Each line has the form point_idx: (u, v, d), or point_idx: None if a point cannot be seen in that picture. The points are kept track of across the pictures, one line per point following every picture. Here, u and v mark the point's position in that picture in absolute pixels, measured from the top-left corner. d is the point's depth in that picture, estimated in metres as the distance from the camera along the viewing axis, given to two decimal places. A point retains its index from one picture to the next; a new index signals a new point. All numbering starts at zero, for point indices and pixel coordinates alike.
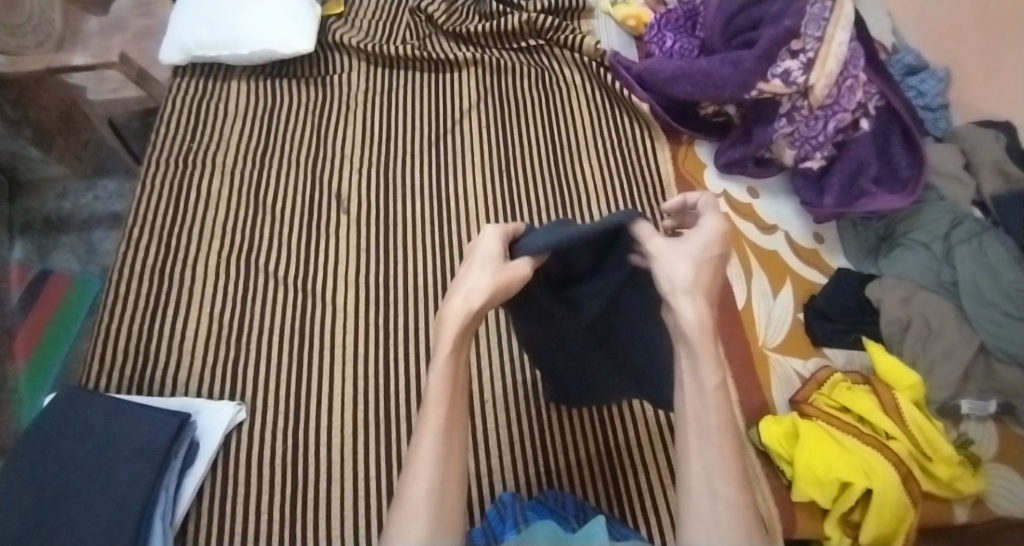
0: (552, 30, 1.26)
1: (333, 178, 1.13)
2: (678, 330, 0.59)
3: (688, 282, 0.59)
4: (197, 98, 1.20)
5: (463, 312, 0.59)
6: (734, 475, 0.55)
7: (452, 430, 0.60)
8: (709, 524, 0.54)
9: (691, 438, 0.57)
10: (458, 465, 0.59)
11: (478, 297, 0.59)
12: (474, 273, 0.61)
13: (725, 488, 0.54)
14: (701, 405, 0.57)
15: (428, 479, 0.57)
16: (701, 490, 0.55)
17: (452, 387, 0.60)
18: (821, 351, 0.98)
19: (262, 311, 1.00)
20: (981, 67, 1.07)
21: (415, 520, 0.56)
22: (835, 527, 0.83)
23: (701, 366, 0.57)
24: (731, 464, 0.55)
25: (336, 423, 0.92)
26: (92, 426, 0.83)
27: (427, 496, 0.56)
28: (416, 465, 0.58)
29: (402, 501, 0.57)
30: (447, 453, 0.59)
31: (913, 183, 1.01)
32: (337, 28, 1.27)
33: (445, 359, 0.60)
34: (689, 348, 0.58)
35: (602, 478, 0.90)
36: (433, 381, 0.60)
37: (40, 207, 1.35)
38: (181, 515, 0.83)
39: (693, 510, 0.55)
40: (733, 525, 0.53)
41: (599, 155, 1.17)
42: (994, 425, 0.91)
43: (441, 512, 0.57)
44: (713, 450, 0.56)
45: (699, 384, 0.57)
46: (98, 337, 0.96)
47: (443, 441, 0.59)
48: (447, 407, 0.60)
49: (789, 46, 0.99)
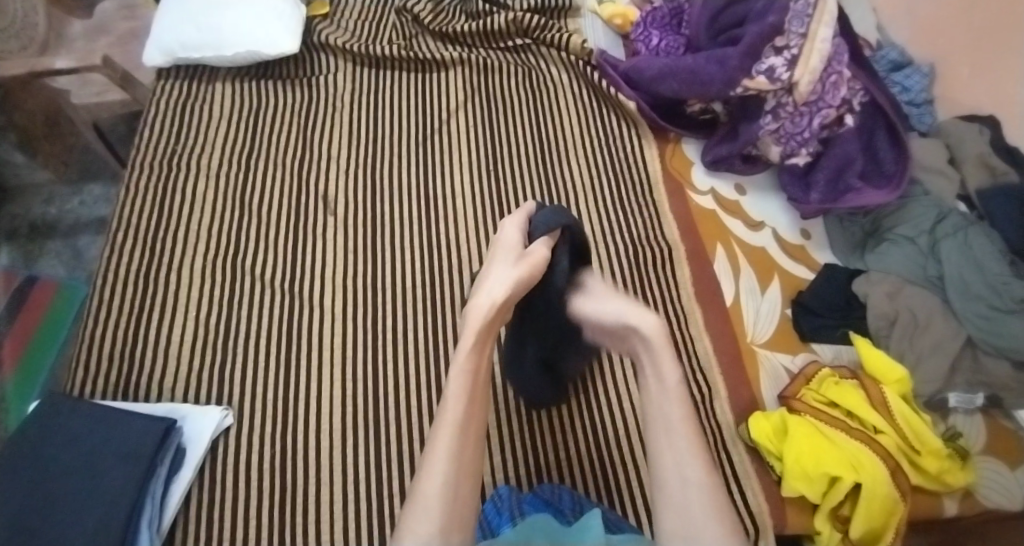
0: (540, 29, 1.26)
1: (320, 179, 1.13)
2: (640, 344, 0.72)
3: (629, 303, 0.72)
4: (182, 101, 1.19)
5: (489, 305, 0.71)
6: (702, 461, 0.66)
7: (468, 425, 0.68)
8: (680, 507, 0.65)
9: (661, 432, 0.68)
10: (470, 463, 0.66)
11: (502, 290, 0.71)
12: (497, 270, 0.73)
13: (694, 472, 0.65)
14: (667, 405, 0.69)
15: (441, 474, 0.64)
16: (673, 479, 0.66)
17: (472, 387, 0.69)
18: (809, 347, 0.98)
19: (250, 314, 0.99)
20: (966, 62, 1.07)
21: (429, 513, 0.62)
22: (825, 521, 0.83)
23: (663, 368, 0.70)
24: (697, 453, 0.66)
25: (325, 426, 0.91)
26: (77, 432, 0.82)
27: (440, 490, 0.63)
28: (431, 460, 0.65)
29: (418, 493, 0.64)
30: (460, 449, 0.66)
31: (899, 177, 1.02)
32: (324, 28, 1.26)
33: (468, 355, 0.70)
34: (653, 356, 0.71)
35: (592, 472, 0.90)
36: (455, 378, 0.69)
37: (26, 212, 1.34)
38: (169, 521, 0.82)
39: (671, 494, 0.66)
40: (705, 502, 0.64)
41: (587, 153, 1.17)
42: (983, 418, 0.91)
43: (452, 506, 0.63)
44: (682, 441, 0.67)
45: (663, 387, 0.69)
46: (83, 342, 0.95)
47: (457, 439, 0.66)
48: (465, 405, 0.68)
49: (774, 43, 1.00)
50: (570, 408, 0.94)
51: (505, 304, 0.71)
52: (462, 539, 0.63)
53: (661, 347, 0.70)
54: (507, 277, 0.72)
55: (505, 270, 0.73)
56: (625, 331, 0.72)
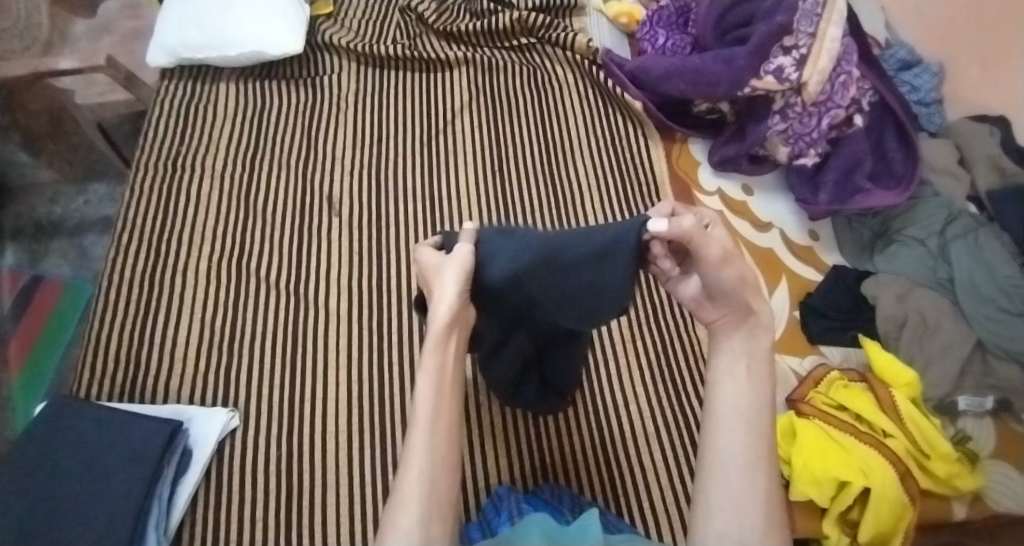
0: (544, 28, 1.25)
1: (325, 180, 1.12)
2: (744, 321, 0.65)
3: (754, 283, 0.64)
4: (185, 101, 1.18)
5: (444, 313, 0.62)
6: (773, 469, 0.60)
7: (440, 417, 0.62)
8: (737, 501, 0.59)
9: (740, 427, 0.61)
10: (448, 451, 0.61)
11: (450, 298, 0.62)
12: (438, 274, 0.64)
13: (765, 475, 0.59)
14: (755, 397, 0.62)
15: (419, 466, 0.59)
16: (739, 475, 0.59)
17: (444, 380, 0.63)
18: (817, 349, 0.97)
19: (255, 314, 0.99)
20: (975, 62, 1.06)
21: (409, 504, 0.58)
22: (834, 525, 0.82)
23: (758, 360, 0.64)
24: (769, 458, 0.61)
25: (329, 428, 0.91)
26: (82, 434, 0.82)
27: (423, 481, 0.59)
28: (410, 454, 0.60)
29: (399, 488, 0.59)
30: (437, 443, 0.61)
31: (909, 178, 1.01)
32: (327, 28, 1.26)
33: (431, 354, 0.62)
34: (752, 341, 0.65)
35: (597, 473, 0.89)
36: (422, 377, 0.62)
37: (31, 212, 1.33)
38: (176, 523, 0.82)
39: (731, 492, 0.59)
40: (767, 509, 0.58)
41: (593, 155, 1.16)
42: (992, 421, 0.90)
43: (433, 500, 0.58)
44: (761, 443, 0.61)
45: (754, 377, 0.63)
46: (89, 343, 0.95)
47: (433, 431, 0.61)
48: (434, 400, 0.62)
49: (783, 42, 0.99)
50: (575, 409, 0.93)
51: (458, 303, 0.62)
52: (444, 532, 0.58)
53: (764, 340, 0.65)
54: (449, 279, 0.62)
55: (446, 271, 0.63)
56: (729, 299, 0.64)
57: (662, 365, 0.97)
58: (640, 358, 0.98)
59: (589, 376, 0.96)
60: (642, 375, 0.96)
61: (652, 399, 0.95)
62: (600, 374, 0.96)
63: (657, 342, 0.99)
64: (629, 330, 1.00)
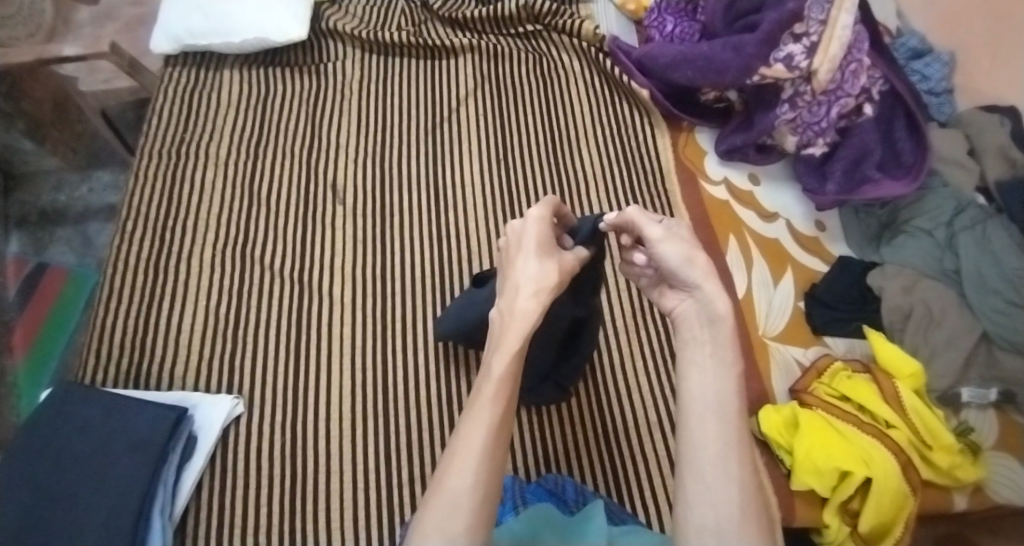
0: (551, 15, 1.23)
1: (329, 168, 1.12)
2: (703, 312, 0.58)
3: (706, 266, 0.58)
4: (189, 88, 1.18)
5: (534, 305, 0.58)
6: (747, 457, 0.52)
7: (503, 425, 0.55)
8: (711, 498, 0.51)
9: (710, 418, 0.53)
10: (501, 460, 0.54)
11: (548, 292, 0.59)
12: (534, 260, 0.60)
13: (739, 469, 0.51)
14: (722, 385, 0.55)
15: (473, 474, 0.52)
16: (711, 469, 0.51)
17: (512, 386, 0.56)
18: (822, 340, 0.97)
19: (259, 303, 0.99)
20: (987, 51, 1.05)
21: (454, 508, 0.51)
22: (834, 514, 0.83)
23: (724, 349, 0.56)
24: (744, 449, 0.52)
25: (333, 417, 0.92)
26: (90, 421, 0.83)
27: (469, 491, 0.51)
28: (459, 456, 0.53)
29: (440, 489, 0.52)
30: (496, 450, 0.54)
31: (918, 168, 1.00)
32: (332, 14, 1.24)
33: (506, 358, 0.56)
34: (714, 328, 0.57)
35: (599, 463, 0.90)
36: (491, 380, 0.56)
37: (36, 199, 1.34)
38: (181, 509, 0.83)
39: (704, 488, 0.51)
40: (743, 506, 0.50)
41: (599, 143, 1.15)
42: (994, 412, 0.90)
43: (482, 508, 0.51)
44: (732, 433, 0.53)
45: (720, 364, 0.55)
46: (95, 331, 0.96)
47: (491, 437, 0.54)
48: (503, 407, 0.55)
49: (792, 29, 0.97)
50: (578, 399, 0.94)
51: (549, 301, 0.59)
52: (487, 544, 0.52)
53: (727, 324, 0.57)
54: (550, 269, 0.60)
55: (547, 260, 0.60)
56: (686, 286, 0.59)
57: (666, 354, 0.98)
58: (644, 348, 0.98)
59: (592, 366, 0.96)
60: (647, 367, 0.97)
61: (656, 390, 0.95)
62: (603, 365, 0.97)
63: (660, 333, 0.99)
64: (632, 320, 1.00)
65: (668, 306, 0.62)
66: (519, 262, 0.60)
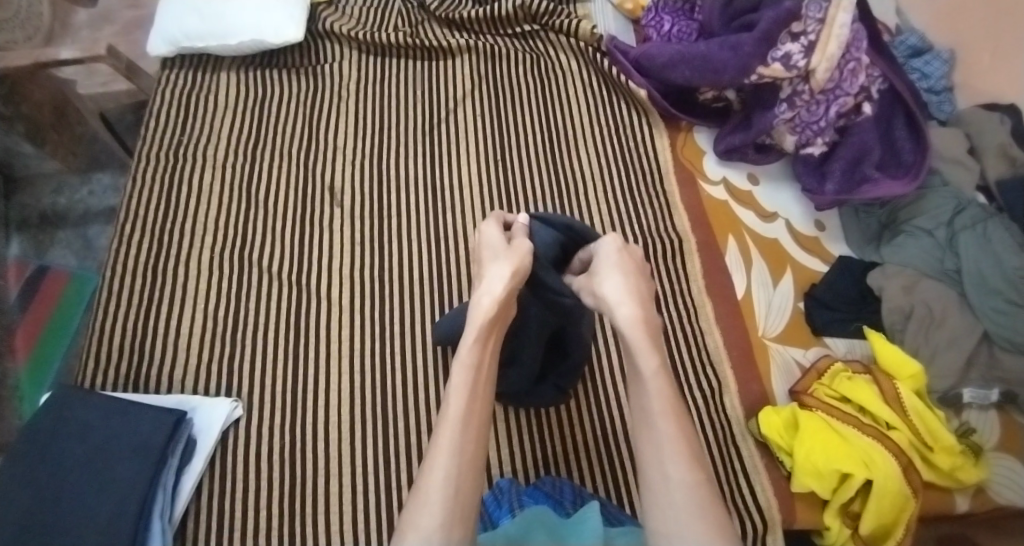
0: (548, 15, 1.23)
1: (327, 169, 1.12)
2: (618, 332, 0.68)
3: (613, 293, 0.69)
4: (187, 91, 1.18)
5: (487, 300, 0.67)
6: (684, 455, 0.61)
7: (471, 419, 0.62)
8: (660, 499, 0.60)
9: (644, 427, 0.63)
10: (475, 456, 0.60)
11: (501, 285, 0.68)
12: (490, 263, 0.71)
13: (676, 468, 0.60)
14: (648, 398, 0.64)
15: (444, 470, 0.58)
16: (655, 475, 0.61)
17: (477, 387, 0.64)
18: (822, 341, 0.97)
19: (258, 306, 0.99)
20: (986, 48, 1.04)
21: (429, 505, 0.57)
22: (834, 516, 0.83)
23: (640, 357, 0.65)
24: (681, 447, 0.61)
25: (332, 420, 0.91)
26: (86, 424, 0.83)
27: (442, 486, 0.57)
28: (433, 457, 0.60)
29: (419, 489, 0.58)
30: (463, 446, 0.60)
31: (917, 167, 0.99)
32: (328, 15, 1.24)
33: (470, 350, 0.66)
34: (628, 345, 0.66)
35: (600, 465, 0.89)
36: (456, 376, 0.64)
37: (36, 203, 1.34)
38: (180, 512, 0.83)
39: (653, 492, 0.60)
40: (688, 501, 0.58)
41: (597, 144, 1.15)
42: (996, 413, 0.90)
43: (454, 501, 0.57)
44: (663, 436, 0.61)
45: (643, 382, 0.65)
46: (94, 334, 0.95)
47: (460, 435, 0.61)
48: (467, 400, 0.63)
49: (790, 29, 0.98)
50: (578, 400, 0.94)
51: (504, 292, 0.68)
52: (466, 535, 0.57)
53: (639, 345, 0.65)
54: (495, 265, 0.70)
55: (499, 258, 0.70)
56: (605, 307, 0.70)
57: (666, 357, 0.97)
58: None
59: (591, 368, 0.96)
60: None
61: None
62: (602, 365, 0.96)
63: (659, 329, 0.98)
64: None
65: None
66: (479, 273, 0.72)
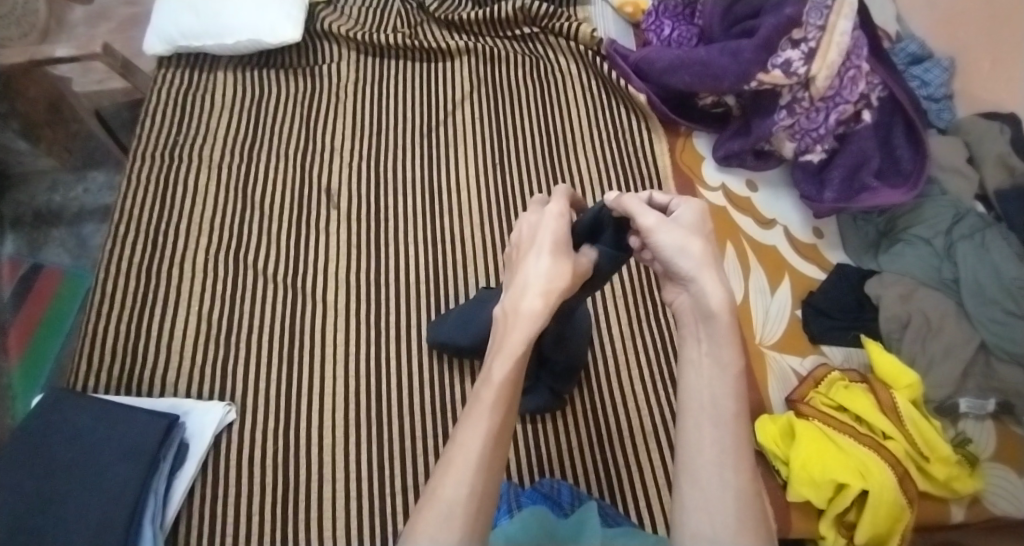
0: (548, 18, 1.22)
1: (323, 171, 1.11)
2: (697, 309, 0.55)
3: (701, 256, 0.55)
4: (183, 91, 1.17)
5: (540, 304, 0.54)
6: (746, 466, 0.50)
7: (501, 436, 0.51)
8: (706, 504, 0.49)
9: (705, 421, 0.51)
10: (498, 472, 0.51)
11: (556, 295, 0.55)
12: (548, 257, 0.56)
13: (736, 476, 0.49)
14: (719, 389, 0.52)
15: (468, 485, 0.48)
16: (707, 474, 0.49)
17: (513, 394, 0.52)
18: (819, 349, 0.96)
19: (252, 309, 0.98)
20: (986, 56, 1.04)
21: (446, 520, 0.47)
22: (830, 526, 0.82)
23: (723, 348, 0.53)
24: (744, 456, 0.50)
25: (325, 424, 0.91)
26: (78, 429, 0.82)
27: (463, 503, 0.48)
28: (452, 466, 0.50)
29: (430, 497, 0.49)
30: (490, 463, 0.50)
31: (916, 176, 0.99)
32: (327, 15, 1.23)
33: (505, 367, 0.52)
34: (712, 328, 0.54)
35: (593, 470, 0.89)
36: (488, 387, 0.52)
37: (30, 200, 1.33)
38: (172, 517, 0.82)
39: (699, 492, 0.49)
40: (740, 514, 0.48)
41: (596, 148, 1.14)
42: (993, 424, 0.89)
43: (475, 521, 0.48)
44: (728, 438, 0.50)
45: (718, 364, 0.53)
46: (86, 334, 0.95)
47: (488, 451, 0.50)
48: (502, 418, 0.51)
49: (791, 35, 0.97)
50: (573, 407, 0.93)
51: (557, 302, 0.55)
52: None
53: (722, 322, 0.53)
54: (565, 269, 0.56)
55: (564, 259, 0.57)
56: (683, 278, 0.55)
57: (662, 365, 0.96)
58: (640, 356, 0.97)
59: (588, 372, 0.95)
60: (642, 374, 0.96)
61: (649, 397, 0.94)
62: (598, 370, 0.96)
63: (655, 335, 0.99)
64: (629, 327, 0.99)
65: (667, 298, 0.59)
66: (530, 258, 0.56)
